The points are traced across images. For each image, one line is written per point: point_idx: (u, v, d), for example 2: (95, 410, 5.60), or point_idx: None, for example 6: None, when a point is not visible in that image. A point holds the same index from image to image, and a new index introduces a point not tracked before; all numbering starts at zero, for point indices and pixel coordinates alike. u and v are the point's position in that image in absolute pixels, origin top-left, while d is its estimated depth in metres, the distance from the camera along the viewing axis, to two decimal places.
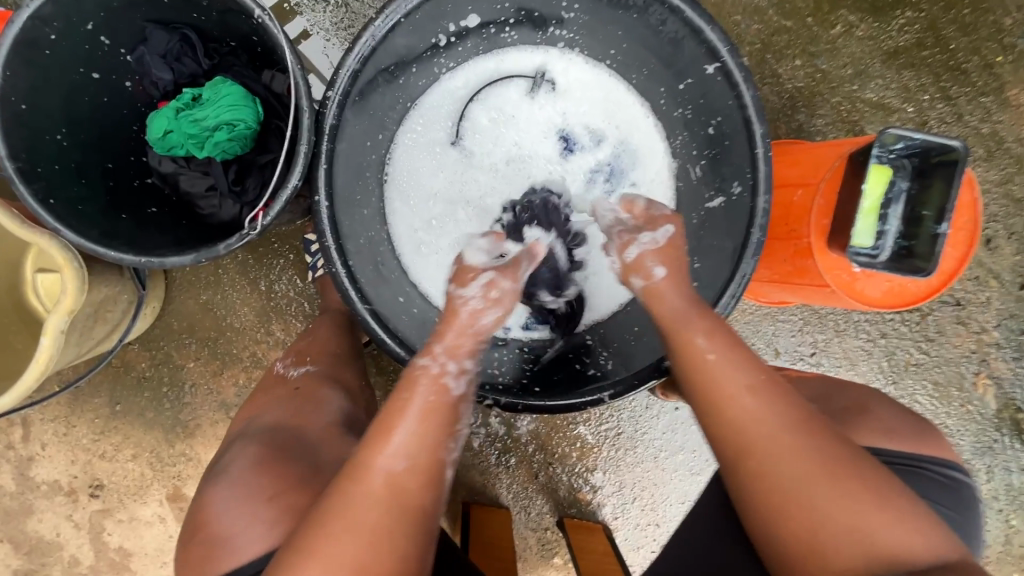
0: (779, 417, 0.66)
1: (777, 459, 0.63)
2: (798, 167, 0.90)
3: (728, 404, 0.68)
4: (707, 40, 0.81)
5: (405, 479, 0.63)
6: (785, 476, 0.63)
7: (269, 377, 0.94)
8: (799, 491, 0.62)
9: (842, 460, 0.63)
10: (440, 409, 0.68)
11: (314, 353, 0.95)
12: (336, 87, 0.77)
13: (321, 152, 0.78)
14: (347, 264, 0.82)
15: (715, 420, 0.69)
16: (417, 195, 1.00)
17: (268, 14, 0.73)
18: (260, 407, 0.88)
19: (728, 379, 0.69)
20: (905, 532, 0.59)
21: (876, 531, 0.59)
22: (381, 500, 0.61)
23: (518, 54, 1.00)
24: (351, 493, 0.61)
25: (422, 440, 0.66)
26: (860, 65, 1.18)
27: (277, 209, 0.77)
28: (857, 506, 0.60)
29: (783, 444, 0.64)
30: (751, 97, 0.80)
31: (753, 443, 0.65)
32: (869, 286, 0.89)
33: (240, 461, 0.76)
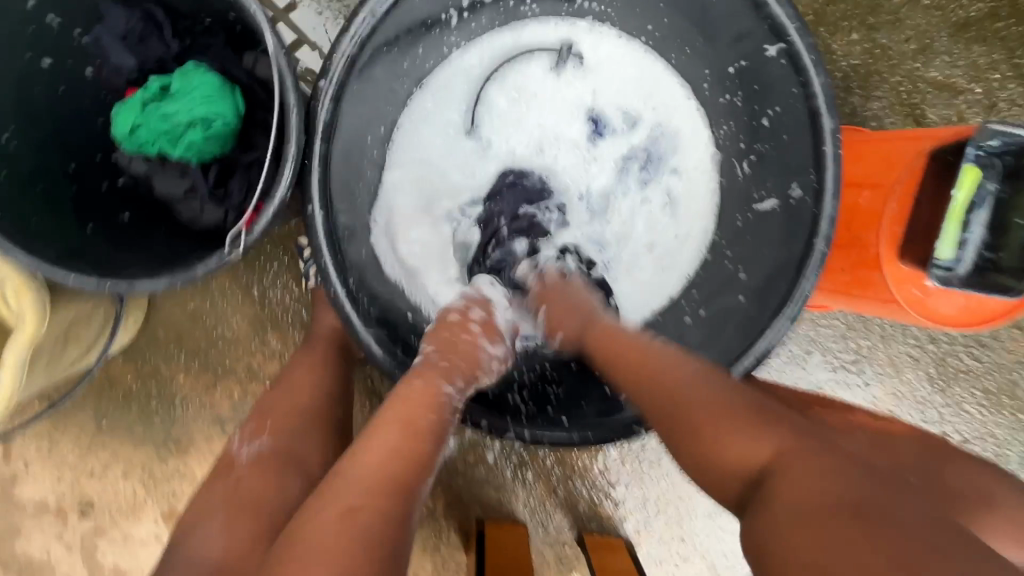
0: (659, 361, 0.67)
1: (668, 391, 0.64)
2: (868, 163, 0.78)
3: (626, 356, 0.69)
4: (770, 15, 0.67)
5: (388, 474, 0.55)
6: (664, 404, 0.64)
7: (222, 457, 0.76)
8: (683, 414, 0.62)
9: (713, 393, 0.62)
10: (425, 406, 0.62)
11: (278, 414, 0.78)
12: (329, 75, 0.64)
13: (314, 153, 0.65)
14: (348, 284, 0.70)
15: (615, 372, 0.70)
16: (426, 193, 0.86)
17: None
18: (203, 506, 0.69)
19: (617, 338, 0.72)
20: (761, 444, 0.56)
21: (732, 450, 0.58)
22: (362, 487, 0.54)
23: (540, 27, 0.86)
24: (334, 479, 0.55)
25: (403, 440, 0.58)
26: (924, 39, 1.04)
27: (262, 224, 0.64)
28: (720, 428, 0.59)
29: (664, 383, 0.64)
30: (821, 84, 0.68)
31: (640, 373, 0.67)
32: (945, 303, 0.78)
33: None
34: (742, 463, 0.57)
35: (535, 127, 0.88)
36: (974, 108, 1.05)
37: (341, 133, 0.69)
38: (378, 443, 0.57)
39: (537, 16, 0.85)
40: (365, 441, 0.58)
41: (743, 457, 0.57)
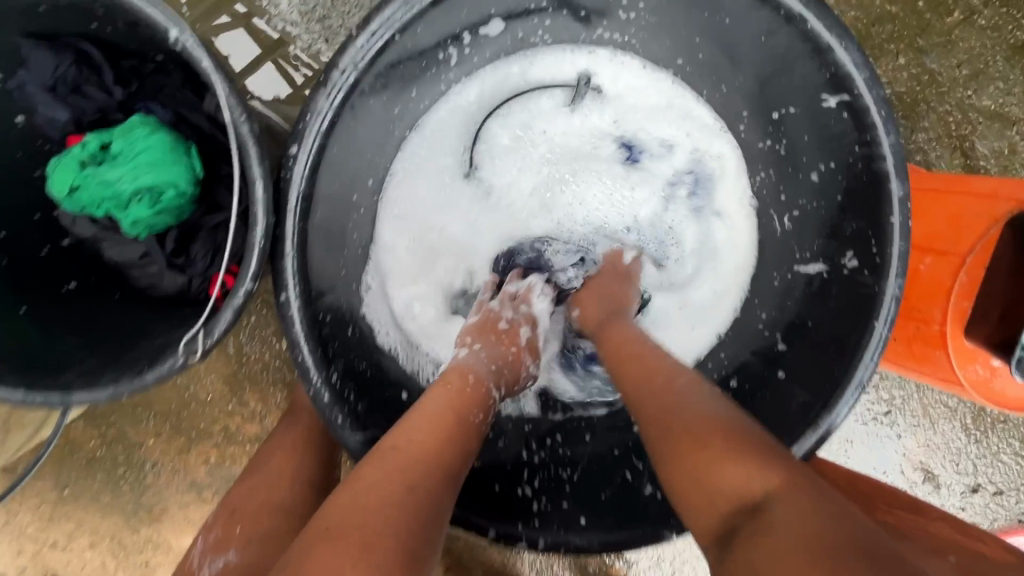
0: (670, 373, 0.56)
1: (670, 401, 0.52)
2: (931, 223, 0.69)
3: (634, 364, 0.59)
4: (833, 61, 0.56)
5: (434, 462, 0.49)
6: (659, 420, 0.52)
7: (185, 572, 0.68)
8: (678, 428, 0.50)
9: (730, 411, 0.50)
10: (473, 403, 0.56)
11: (248, 518, 0.69)
12: (302, 142, 0.52)
13: (287, 233, 0.54)
14: (332, 379, 0.59)
15: (619, 379, 0.59)
16: (416, 251, 0.73)
17: (189, 33, 0.46)
18: None
19: (631, 343, 0.62)
20: (766, 469, 0.43)
21: (731, 475, 0.44)
22: (403, 470, 0.46)
23: (548, 54, 0.72)
24: (366, 465, 0.48)
25: (449, 430, 0.52)
26: (979, 63, 0.93)
27: (223, 323, 0.52)
28: (727, 446, 0.46)
29: (669, 393, 0.53)
30: (891, 145, 0.57)
31: (648, 381, 0.56)
32: (1010, 386, 0.68)
33: None
34: (740, 491, 0.43)
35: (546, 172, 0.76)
36: None
37: (320, 204, 0.58)
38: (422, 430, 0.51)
39: (545, 44, 0.71)
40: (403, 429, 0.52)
41: (746, 484, 0.43)
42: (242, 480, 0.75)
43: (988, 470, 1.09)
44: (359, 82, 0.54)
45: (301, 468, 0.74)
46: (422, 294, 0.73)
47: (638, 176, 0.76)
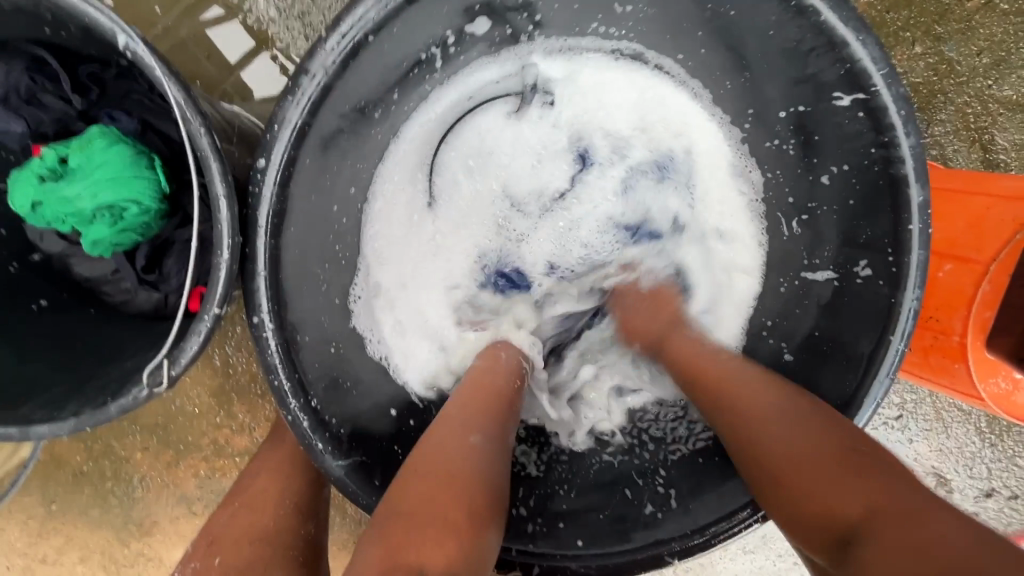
0: (734, 389, 0.56)
1: (750, 425, 0.53)
2: (951, 225, 0.64)
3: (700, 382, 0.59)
4: (849, 58, 0.51)
5: (477, 443, 0.51)
6: (755, 439, 0.52)
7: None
8: (771, 452, 0.50)
9: (807, 421, 0.50)
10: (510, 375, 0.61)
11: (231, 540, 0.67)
12: (269, 155, 0.48)
13: (258, 253, 0.50)
14: (311, 403, 0.56)
15: (701, 407, 0.59)
16: (404, 283, 0.68)
17: (136, 38, 0.42)
18: None
19: (687, 362, 0.61)
20: (862, 490, 0.44)
21: (827, 495, 0.45)
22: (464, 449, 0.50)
23: (502, 68, 0.68)
24: (425, 446, 0.51)
25: (497, 413, 0.56)
26: (1001, 51, 0.87)
27: (192, 350, 0.49)
28: (823, 464, 0.46)
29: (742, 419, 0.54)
30: (911, 147, 0.52)
31: (726, 395, 0.56)
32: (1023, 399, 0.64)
33: None
34: (834, 509, 0.44)
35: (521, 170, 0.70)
36: None
37: (294, 219, 0.54)
38: (470, 406, 0.55)
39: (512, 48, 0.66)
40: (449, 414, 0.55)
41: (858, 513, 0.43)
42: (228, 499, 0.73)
43: (1006, 477, 1.04)
44: (330, 89, 0.49)
45: (286, 489, 0.72)
46: (411, 320, 0.68)
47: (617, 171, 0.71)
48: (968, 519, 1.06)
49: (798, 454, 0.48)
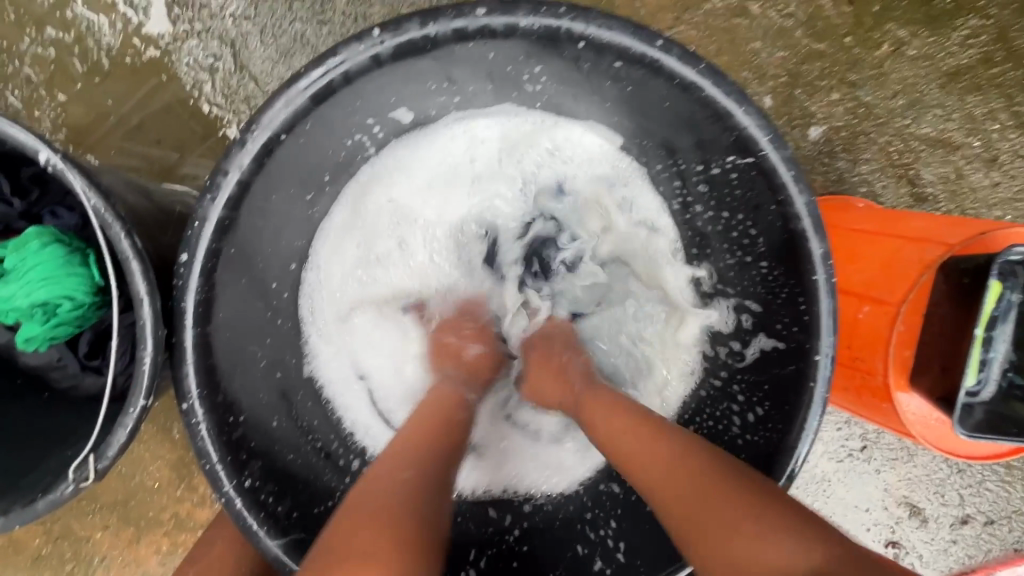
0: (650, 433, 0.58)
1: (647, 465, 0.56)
2: (868, 269, 0.66)
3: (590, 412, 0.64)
4: (737, 125, 0.55)
5: (437, 471, 0.57)
6: (676, 504, 0.52)
7: None
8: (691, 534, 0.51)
9: (741, 478, 0.52)
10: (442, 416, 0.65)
11: None
12: (191, 247, 0.51)
13: (185, 341, 0.52)
14: (247, 481, 0.57)
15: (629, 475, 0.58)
16: (350, 382, 0.71)
17: (55, 155, 0.46)
18: None
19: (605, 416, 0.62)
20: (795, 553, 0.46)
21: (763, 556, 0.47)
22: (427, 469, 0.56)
23: (435, 136, 0.70)
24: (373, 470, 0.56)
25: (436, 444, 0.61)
26: (914, 92, 0.93)
27: (117, 442, 0.50)
28: (754, 524, 0.48)
29: (662, 461, 0.55)
30: (805, 204, 0.55)
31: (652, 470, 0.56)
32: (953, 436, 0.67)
33: None
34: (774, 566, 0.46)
35: (459, 220, 0.74)
36: (975, 163, 0.94)
37: (222, 305, 0.56)
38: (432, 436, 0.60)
39: (440, 119, 0.69)
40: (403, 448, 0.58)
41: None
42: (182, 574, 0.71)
43: (972, 500, 1.04)
44: (247, 183, 0.52)
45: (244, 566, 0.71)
46: (364, 404, 0.72)
47: (541, 210, 0.75)
48: (947, 548, 1.05)
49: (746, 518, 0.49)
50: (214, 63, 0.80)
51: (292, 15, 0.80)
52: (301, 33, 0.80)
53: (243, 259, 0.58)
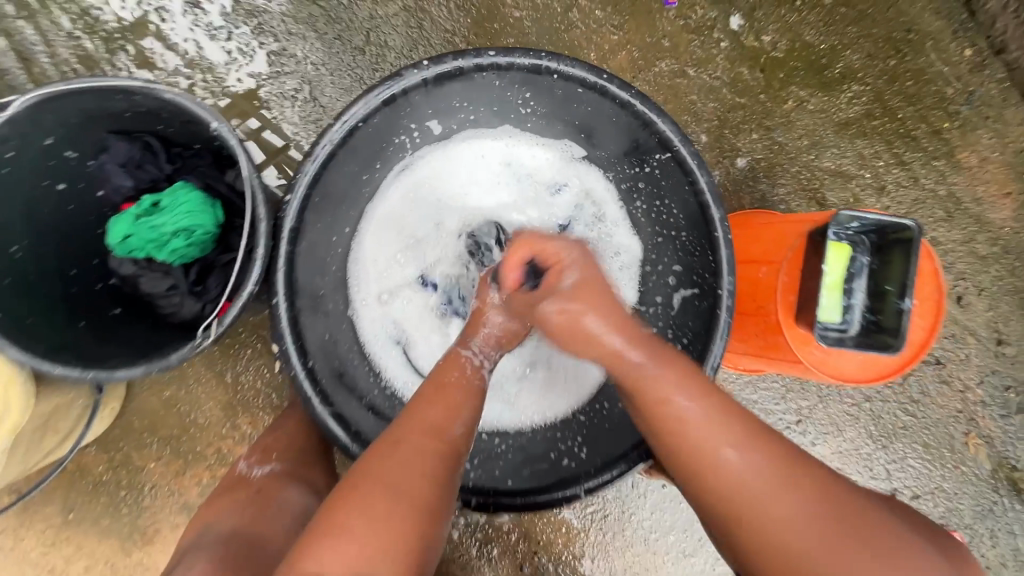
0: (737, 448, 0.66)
1: (735, 484, 0.65)
2: (763, 242, 0.91)
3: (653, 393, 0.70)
4: (659, 130, 0.82)
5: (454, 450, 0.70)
6: (777, 527, 0.61)
7: (228, 478, 0.82)
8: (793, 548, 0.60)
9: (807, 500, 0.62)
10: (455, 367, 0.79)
11: (279, 450, 0.82)
12: (295, 190, 0.76)
13: (279, 254, 0.76)
14: (307, 365, 0.79)
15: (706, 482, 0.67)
16: (381, 329, 0.95)
17: (223, 124, 0.73)
18: (217, 512, 0.76)
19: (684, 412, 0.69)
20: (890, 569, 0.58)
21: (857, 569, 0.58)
22: (433, 461, 0.67)
23: (457, 146, 0.98)
24: (377, 456, 0.67)
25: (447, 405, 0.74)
26: (816, 135, 1.23)
27: (232, 315, 0.77)
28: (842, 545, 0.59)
29: (765, 480, 0.63)
30: (706, 183, 0.81)
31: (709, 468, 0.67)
32: (844, 361, 0.87)
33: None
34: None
35: (469, 209, 1.00)
36: (867, 191, 1.23)
37: (306, 237, 0.80)
38: (442, 411, 0.72)
39: (460, 134, 0.96)
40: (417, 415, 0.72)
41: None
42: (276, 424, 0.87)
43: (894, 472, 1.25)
44: (334, 152, 0.79)
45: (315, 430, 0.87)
46: (392, 338, 0.95)
47: (532, 206, 1.01)
48: None
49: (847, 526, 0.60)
50: (295, 94, 1.10)
51: (355, 65, 1.11)
52: (360, 77, 1.11)
53: (318, 208, 0.81)
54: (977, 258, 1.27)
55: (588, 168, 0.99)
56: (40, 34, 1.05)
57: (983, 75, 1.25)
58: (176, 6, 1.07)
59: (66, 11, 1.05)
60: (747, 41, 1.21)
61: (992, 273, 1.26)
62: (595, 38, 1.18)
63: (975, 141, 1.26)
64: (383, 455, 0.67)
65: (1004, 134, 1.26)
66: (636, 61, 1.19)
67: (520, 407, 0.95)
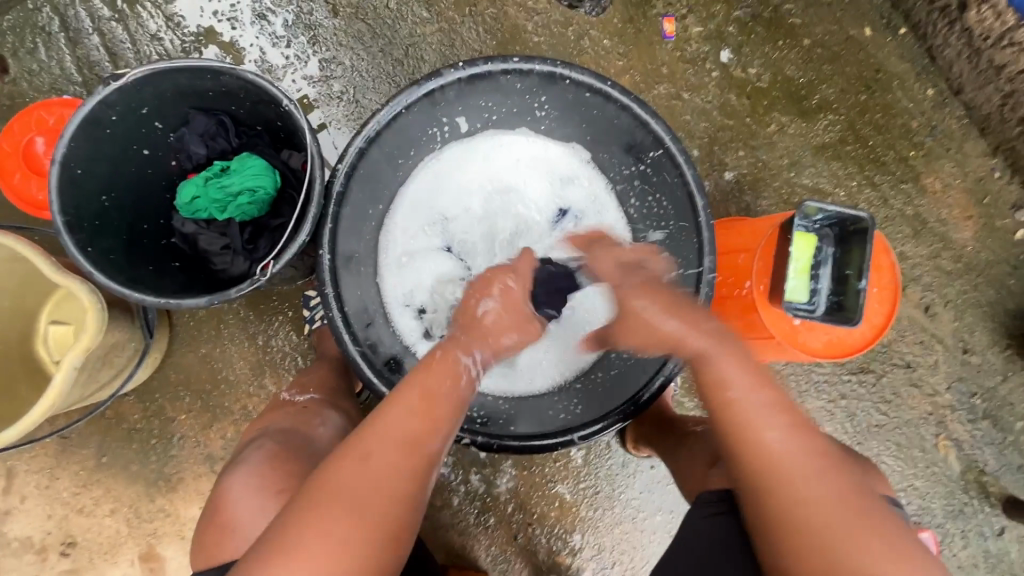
0: (792, 423, 0.71)
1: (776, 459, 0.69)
2: (741, 236, 1.05)
3: (715, 362, 0.77)
4: (654, 130, 0.97)
5: (421, 469, 0.70)
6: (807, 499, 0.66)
7: (274, 402, 1.02)
8: (815, 526, 0.65)
9: (834, 476, 0.68)
10: (445, 370, 0.77)
11: (316, 385, 1.03)
12: (344, 161, 0.91)
13: (328, 214, 0.90)
14: (343, 310, 0.92)
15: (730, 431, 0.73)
16: (403, 294, 1.09)
17: (292, 101, 0.88)
18: (269, 423, 0.97)
19: (741, 384, 0.74)
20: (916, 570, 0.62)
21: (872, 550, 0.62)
22: (401, 473, 0.68)
23: (481, 142, 1.13)
24: (344, 462, 0.67)
25: (424, 406, 0.73)
26: (795, 156, 1.38)
27: (284, 261, 0.90)
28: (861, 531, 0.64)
29: (803, 460, 0.68)
30: (692, 176, 0.96)
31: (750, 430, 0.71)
32: (811, 338, 1.00)
33: (255, 458, 0.87)
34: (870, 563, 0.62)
35: (488, 199, 1.15)
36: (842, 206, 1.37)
37: (350, 203, 0.94)
38: (417, 426, 0.71)
39: (484, 132, 1.11)
40: (389, 418, 0.71)
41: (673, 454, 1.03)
42: (311, 369, 1.08)
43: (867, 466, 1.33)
44: (380, 132, 0.94)
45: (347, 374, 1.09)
46: (412, 304, 1.10)
47: (544, 200, 1.16)
48: None
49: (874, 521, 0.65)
50: (341, 95, 1.27)
51: (394, 74, 1.29)
52: (398, 85, 1.29)
53: (360, 178, 0.95)
54: (943, 273, 1.40)
55: (593, 168, 1.14)
56: (128, 33, 1.23)
57: (944, 112, 1.41)
58: (245, 16, 1.25)
59: (153, 16, 1.24)
60: (736, 73, 1.38)
61: (957, 287, 1.39)
62: (602, 63, 1.36)
63: (938, 168, 1.40)
64: (351, 461, 0.68)
65: (965, 164, 1.41)
66: (638, 84, 1.36)
67: (549, 364, 1.08)
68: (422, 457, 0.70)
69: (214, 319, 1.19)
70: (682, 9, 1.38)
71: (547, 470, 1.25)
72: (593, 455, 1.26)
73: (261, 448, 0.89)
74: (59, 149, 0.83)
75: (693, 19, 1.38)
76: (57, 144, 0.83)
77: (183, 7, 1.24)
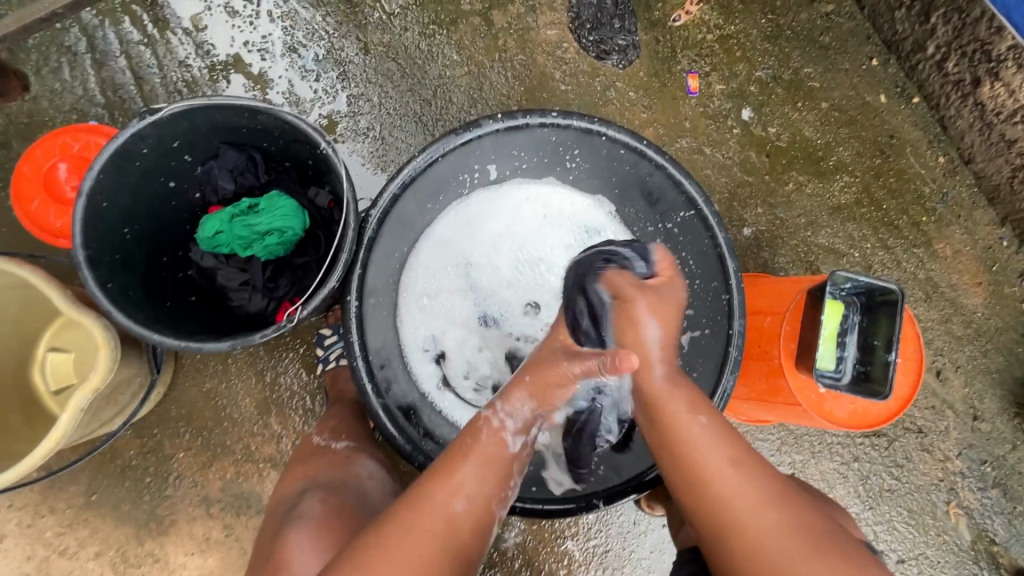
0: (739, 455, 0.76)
1: (727, 498, 0.73)
2: (768, 297, 1.04)
3: (663, 406, 0.79)
4: (686, 191, 0.97)
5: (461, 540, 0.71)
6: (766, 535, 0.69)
7: (305, 448, 0.99)
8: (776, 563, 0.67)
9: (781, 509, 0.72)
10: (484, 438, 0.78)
11: (347, 430, 1.01)
12: (378, 207, 0.90)
13: (359, 259, 0.89)
14: (366, 358, 0.89)
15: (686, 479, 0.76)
16: (421, 340, 1.07)
17: (329, 144, 0.87)
18: (307, 469, 0.94)
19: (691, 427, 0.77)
20: None
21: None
22: (440, 555, 0.69)
23: (508, 188, 1.12)
24: (385, 544, 0.67)
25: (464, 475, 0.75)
26: (812, 216, 1.40)
27: (311, 306, 0.88)
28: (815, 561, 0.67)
29: (751, 496, 0.72)
30: (724, 239, 0.96)
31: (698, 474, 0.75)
32: (837, 407, 0.99)
33: (314, 510, 0.83)
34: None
35: (510, 245, 1.13)
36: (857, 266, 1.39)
37: (379, 248, 0.93)
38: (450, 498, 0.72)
39: (512, 179, 1.11)
40: (423, 496, 0.72)
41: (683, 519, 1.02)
42: (332, 411, 1.05)
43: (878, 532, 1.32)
44: (414, 178, 0.93)
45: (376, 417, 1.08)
46: (431, 351, 1.08)
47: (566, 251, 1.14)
48: None
49: (831, 547, 0.68)
50: (367, 132, 1.27)
51: (422, 114, 1.29)
52: (425, 125, 1.29)
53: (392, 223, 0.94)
54: (954, 338, 1.41)
55: (618, 220, 1.13)
56: (156, 58, 1.22)
57: (955, 180, 1.44)
58: (276, 48, 1.25)
59: (182, 43, 1.23)
60: (756, 131, 1.41)
61: (967, 352, 1.40)
62: (626, 114, 1.38)
63: (949, 234, 1.43)
64: (389, 539, 0.68)
65: (974, 232, 1.44)
66: (661, 136, 1.38)
67: None
68: (463, 526, 0.72)
69: (222, 353, 1.15)
70: (705, 67, 1.41)
71: (557, 525, 1.21)
72: (605, 511, 1.22)
73: (317, 499, 0.86)
74: (87, 180, 0.81)
75: (716, 77, 1.41)
76: (85, 176, 0.81)
77: (214, 36, 1.24)
